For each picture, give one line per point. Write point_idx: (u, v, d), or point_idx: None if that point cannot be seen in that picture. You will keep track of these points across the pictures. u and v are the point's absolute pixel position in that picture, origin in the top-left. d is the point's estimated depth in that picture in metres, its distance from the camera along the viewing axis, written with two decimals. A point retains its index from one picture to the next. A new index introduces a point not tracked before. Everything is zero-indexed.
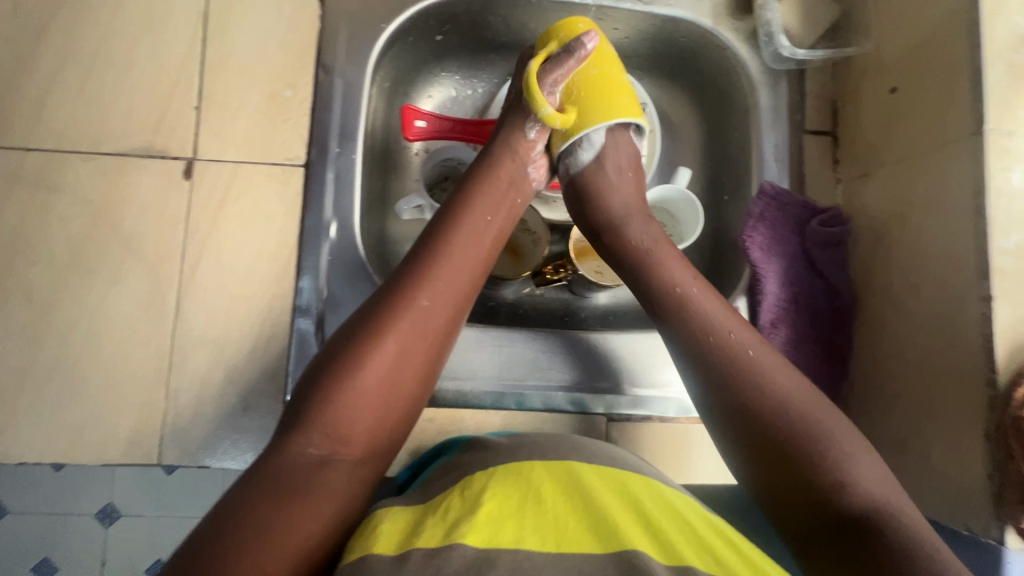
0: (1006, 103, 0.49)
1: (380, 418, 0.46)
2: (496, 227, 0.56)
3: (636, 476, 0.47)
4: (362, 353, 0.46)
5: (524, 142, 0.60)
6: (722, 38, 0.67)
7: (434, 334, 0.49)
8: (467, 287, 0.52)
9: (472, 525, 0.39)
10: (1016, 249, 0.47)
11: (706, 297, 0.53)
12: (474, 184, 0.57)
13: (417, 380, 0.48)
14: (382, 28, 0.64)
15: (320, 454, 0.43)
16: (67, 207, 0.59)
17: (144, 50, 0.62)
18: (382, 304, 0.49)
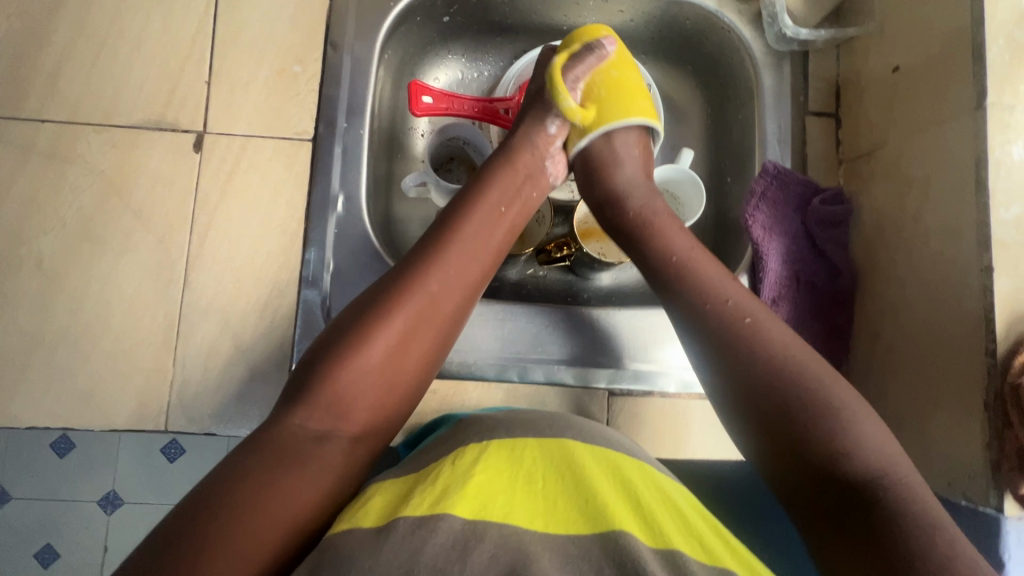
0: (1007, 77, 0.49)
1: (384, 400, 0.45)
2: (509, 215, 0.55)
3: (629, 455, 0.46)
4: (368, 332, 0.45)
5: (546, 135, 0.59)
6: (726, 21, 0.68)
7: (441, 322, 0.48)
8: (478, 275, 0.51)
9: (461, 497, 0.39)
10: (1016, 220, 0.48)
11: (712, 269, 0.52)
12: (488, 171, 0.56)
13: (422, 364, 0.47)
14: (391, 6, 0.65)
15: (320, 429, 0.43)
16: (78, 178, 0.60)
17: (157, 25, 0.63)
18: (392, 284, 0.47)
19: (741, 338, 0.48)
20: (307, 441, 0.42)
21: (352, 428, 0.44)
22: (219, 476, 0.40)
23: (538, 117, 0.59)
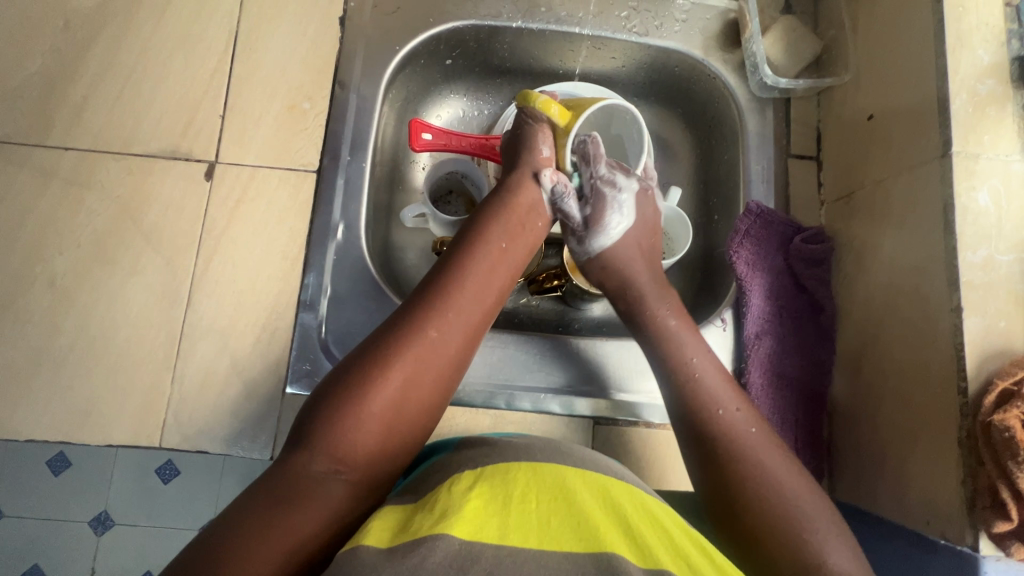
0: (971, 128, 0.52)
1: (387, 443, 0.45)
2: (510, 254, 0.57)
3: (619, 483, 0.46)
4: (371, 377, 0.46)
5: (540, 159, 0.60)
6: (712, 68, 0.72)
7: (443, 365, 0.49)
8: (480, 316, 0.52)
9: (457, 519, 0.39)
10: (983, 263, 0.50)
11: (679, 327, 0.59)
12: (492, 210, 0.58)
13: (425, 407, 0.48)
14: (396, 50, 0.69)
15: (324, 472, 0.43)
16: (95, 202, 0.64)
17: (180, 63, 0.68)
18: (393, 329, 0.49)
19: (710, 427, 0.52)
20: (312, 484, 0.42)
21: (357, 470, 0.44)
22: (229, 514, 0.41)
23: (530, 144, 0.60)
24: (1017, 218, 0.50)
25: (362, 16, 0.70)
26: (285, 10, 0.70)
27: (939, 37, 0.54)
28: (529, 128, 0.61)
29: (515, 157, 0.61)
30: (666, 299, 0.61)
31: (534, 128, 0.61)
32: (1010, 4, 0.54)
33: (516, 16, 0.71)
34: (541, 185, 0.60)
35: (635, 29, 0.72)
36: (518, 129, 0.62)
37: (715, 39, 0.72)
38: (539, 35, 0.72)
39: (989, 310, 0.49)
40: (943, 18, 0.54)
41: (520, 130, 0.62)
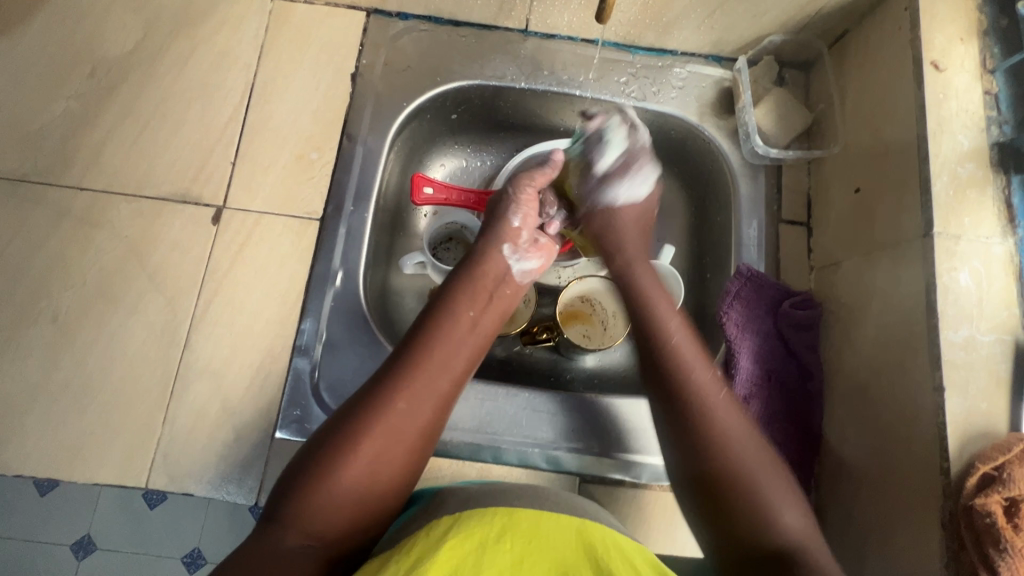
0: (952, 210, 0.54)
1: (361, 504, 0.46)
2: (482, 317, 0.58)
3: (592, 522, 0.45)
4: (343, 449, 0.46)
5: (510, 228, 0.64)
6: (706, 134, 0.74)
7: (416, 435, 0.49)
8: (452, 382, 0.53)
9: (433, 562, 0.38)
10: (964, 342, 0.50)
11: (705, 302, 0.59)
12: (465, 275, 0.60)
13: (396, 479, 0.48)
14: (403, 106, 0.72)
15: (297, 545, 0.43)
16: (104, 241, 0.66)
17: (196, 111, 0.71)
18: (365, 400, 0.49)
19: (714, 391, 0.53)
20: (284, 559, 0.42)
21: (331, 540, 0.45)
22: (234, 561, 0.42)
23: (502, 215, 0.65)
24: (998, 299, 0.51)
25: (373, 73, 0.73)
26: (300, 65, 0.73)
27: (921, 121, 0.57)
28: (504, 203, 0.66)
29: (486, 228, 0.65)
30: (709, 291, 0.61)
31: (512, 198, 0.65)
32: (989, 93, 0.57)
33: (520, 77, 0.74)
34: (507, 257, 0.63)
35: (633, 93, 0.75)
36: (499, 204, 0.66)
37: (710, 106, 0.75)
38: (542, 96, 0.75)
39: (972, 390, 0.50)
40: (924, 104, 0.57)
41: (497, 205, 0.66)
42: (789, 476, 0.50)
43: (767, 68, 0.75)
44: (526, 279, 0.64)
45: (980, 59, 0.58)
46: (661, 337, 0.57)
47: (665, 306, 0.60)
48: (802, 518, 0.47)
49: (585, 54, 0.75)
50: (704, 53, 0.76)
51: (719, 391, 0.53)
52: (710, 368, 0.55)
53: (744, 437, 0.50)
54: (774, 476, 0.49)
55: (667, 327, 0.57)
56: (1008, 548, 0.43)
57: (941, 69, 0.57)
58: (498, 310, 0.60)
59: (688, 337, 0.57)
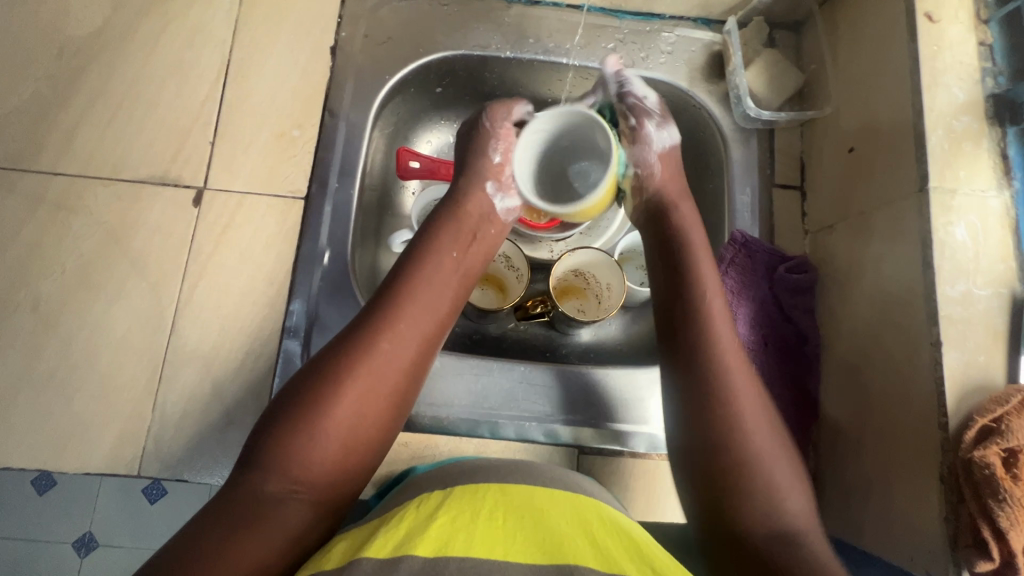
0: (948, 164, 0.53)
1: (343, 454, 0.45)
2: (465, 260, 0.56)
3: (587, 498, 0.45)
4: (324, 393, 0.45)
5: (491, 165, 0.60)
6: (697, 99, 0.73)
7: (398, 378, 0.48)
8: (433, 327, 0.52)
9: (423, 538, 0.38)
10: (961, 297, 0.50)
11: (723, 318, 0.53)
12: (445, 213, 0.58)
13: (382, 422, 0.47)
14: (386, 79, 0.70)
15: (280, 492, 0.42)
16: (82, 227, 0.64)
17: (170, 90, 0.69)
18: (346, 345, 0.48)
19: (720, 412, 0.49)
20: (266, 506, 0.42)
21: (315, 486, 0.44)
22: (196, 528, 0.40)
23: (480, 151, 0.61)
24: (995, 253, 0.51)
25: (353, 46, 0.71)
26: (277, 39, 0.71)
27: (914, 73, 0.55)
28: (478, 139, 0.61)
29: (466, 166, 0.61)
30: (720, 284, 0.55)
31: (490, 133, 0.61)
32: (984, 44, 0.55)
33: (505, 46, 0.72)
34: (490, 194, 0.60)
35: (621, 60, 0.73)
36: (472, 144, 0.61)
37: (700, 71, 0.73)
38: (528, 64, 0.73)
39: (968, 344, 0.49)
40: (918, 57, 0.55)
41: (468, 141, 0.62)
42: (795, 460, 0.49)
43: (757, 29, 0.73)
44: (513, 217, 0.61)
45: (974, 9, 0.56)
46: (699, 312, 0.53)
47: (716, 299, 0.53)
48: (804, 505, 0.47)
49: (571, 20, 0.73)
50: (692, 17, 0.75)
51: (746, 371, 0.51)
52: (750, 381, 0.50)
53: (765, 434, 0.49)
54: (780, 462, 0.48)
55: (711, 314, 0.52)
56: (1006, 498, 0.43)
57: (935, 20, 0.56)
58: (480, 249, 0.58)
59: (725, 316, 0.53)
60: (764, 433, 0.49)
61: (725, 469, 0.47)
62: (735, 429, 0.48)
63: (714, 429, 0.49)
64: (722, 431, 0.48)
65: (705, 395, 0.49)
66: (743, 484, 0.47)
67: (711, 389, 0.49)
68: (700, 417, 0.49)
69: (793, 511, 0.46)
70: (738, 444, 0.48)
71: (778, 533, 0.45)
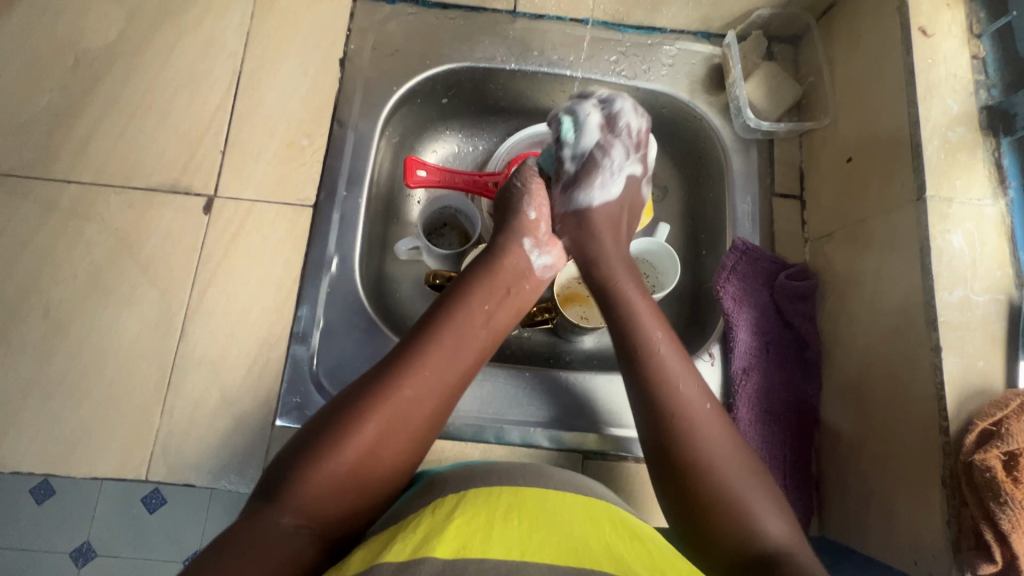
0: (944, 173, 0.54)
1: (356, 492, 0.45)
2: (494, 314, 0.57)
3: (600, 503, 0.45)
4: (346, 429, 0.46)
5: (526, 221, 0.62)
6: (698, 110, 0.74)
7: (419, 423, 0.49)
8: (456, 378, 0.52)
9: (440, 541, 0.38)
10: (959, 303, 0.51)
11: (653, 325, 0.56)
12: (480, 266, 0.59)
13: (399, 464, 0.48)
14: (393, 90, 0.72)
15: (294, 527, 0.43)
16: (94, 234, 0.65)
17: (182, 100, 0.70)
18: (371, 385, 0.49)
19: (672, 425, 0.51)
20: (279, 538, 0.41)
21: (327, 523, 0.44)
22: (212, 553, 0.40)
23: (515, 208, 0.63)
24: (991, 259, 0.52)
25: (361, 58, 0.73)
26: (287, 51, 0.72)
27: (910, 85, 0.57)
28: (514, 196, 0.64)
29: (504, 222, 0.63)
30: (656, 313, 0.58)
31: (522, 192, 0.63)
32: (976, 57, 0.57)
33: (510, 58, 0.74)
34: (526, 249, 0.61)
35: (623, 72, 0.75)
36: (506, 197, 0.64)
37: (700, 83, 0.75)
38: (533, 76, 0.75)
39: (967, 349, 0.50)
40: (913, 69, 0.57)
41: (507, 198, 0.64)
42: (771, 484, 0.50)
43: (755, 44, 0.75)
44: (547, 274, 0.63)
45: (967, 24, 0.58)
46: (637, 337, 0.55)
47: (667, 347, 0.55)
48: (784, 526, 0.47)
49: (574, 33, 0.75)
50: (693, 31, 0.77)
51: (705, 409, 0.52)
52: (697, 383, 0.54)
53: (727, 453, 0.50)
54: (750, 488, 0.48)
55: (653, 338, 0.55)
56: (1008, 501, 0.44)
57: (929, 34, 0.57)
58: (510, 304, 0.58)
59: (679, 362, 0.54)
60: (728, 463, 0.49)
61: (710, 513, 0.47)
62: (699, 460, 0.49)
63: (674, 444, 0.50)
64: (688, 472, 0.49)
65: (660, 428, 0.51)
66: (707, 525, 0.47)
67: (683, 432, 0.50)
68: (653, 416, 0.52)
69: (778, 532, 0.47)
70: (710, 469, 0.49)
71: (765, 557, 0.45)
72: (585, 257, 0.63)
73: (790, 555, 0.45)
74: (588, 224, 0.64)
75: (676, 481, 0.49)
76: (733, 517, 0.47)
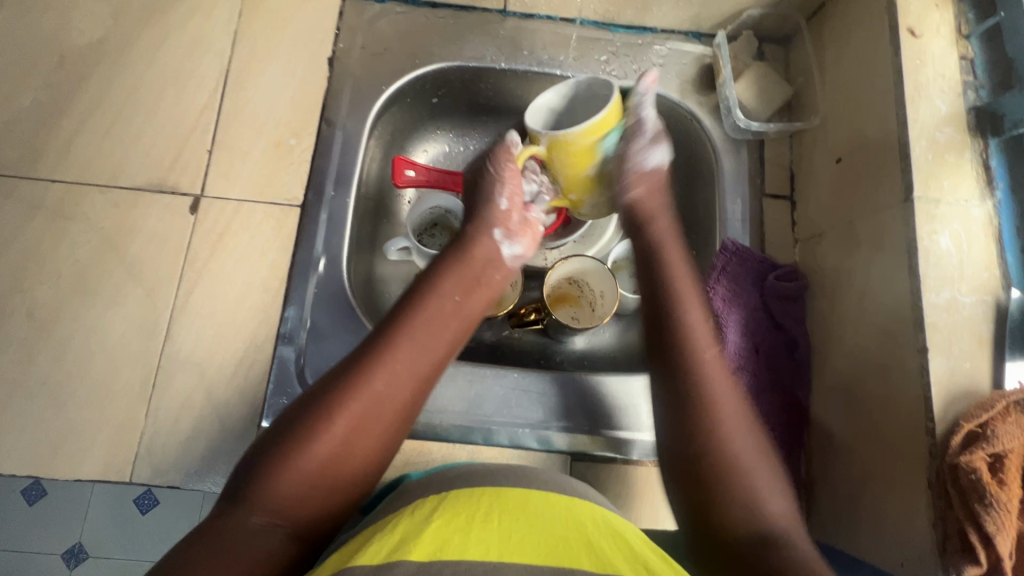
0: (931, 174, 0.54)
1: (326, 490, 0.45)
2: (466, 304, 0.56)
3: (582, 502, 0.45)
4: (313, 426, 0.45)
5: (498, 213, 0.61)
6: (689, 110, 0.74)
7: (388, 420, 0.48)
8: (426, 371, 0.51)
9: (417, 542, 0.37)
10: (946, 304, 0.51)
11: (691, 296, 0.57)
12: (451, 258, 0.59)
13: (370, 461, 0.47)
14: (383, 89, 0.71)
15: (262, 526, 0.42)
16: (79, 234, 0.64)
17: (169, 99, 0.69)
18: (338, 380, 0.48)
19: (698, 405, 0.51)
20: (245, 538, 0.41)
21: (296, 521, 0.44)
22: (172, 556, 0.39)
23: (487, 199, 0.62)
24: (978, 261, 0.52)
25: (350, 57, 0.72)
26: (275, 50, 0.72)
27: (898, 86, 0.57)
28: (486, 183, 0.62)
29: (474, 213, 0.62)
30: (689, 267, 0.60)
31: (494, 181, 0.62)
32: (964, 58, 0.57)
33: (500, 58, 0.73)
34: (496, 241, 0.61)
35: (614, 72, 0.74)
36: (478, 185, 0.63)
37: (691, 83, 0.75)
38: (523, 76, 0.74)
39: (954, 351, 0.50)
40: (902, 70, 0.57)
41: (477, 186, 0.63)
42: (775, 461, 0.50)
43: (746, 43, 0.75)
44: (518, 264, 0.63)
45: (955, 25, 0.58)
46: (679, 327, 0.55)
47: (704, 337, 0.54)
48: (785, 505, 0.47)
49: (564, 33, 0.75)
50: (684, 30, 0.76)
51: (724, 377, 0.52)
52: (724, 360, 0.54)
53: (738, 421, 0.50)
54: (758, 461, 0.48)
55: (686, 314, 0.55)
56: (993, 503, 0.44)
57: (917, 35, 0.57)
58: (481, 293, 0.58)
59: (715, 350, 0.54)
60: (741, 427, 0.50)
61: (713, 472, 0.48)
62: (707, 429, 0.49)
63: (692, 417, 0.50)
64: (704, 442, 0.49)
65: (683, 411, 0.51)
66: (721, 480, 0.48)
67: (701, 414, 0.50)
68: (681, 408, 0.51)
69: (777, 513, 0.46)
70: (722, 438, 0.49)
71: (761, 535, 0.45)
72: (640, 214, 0.62)
73: (785, 538, 0.45)
74: (636, 215, 0.62)
75: (687, 442, 0.50)
76: (745, 474, 0.48)
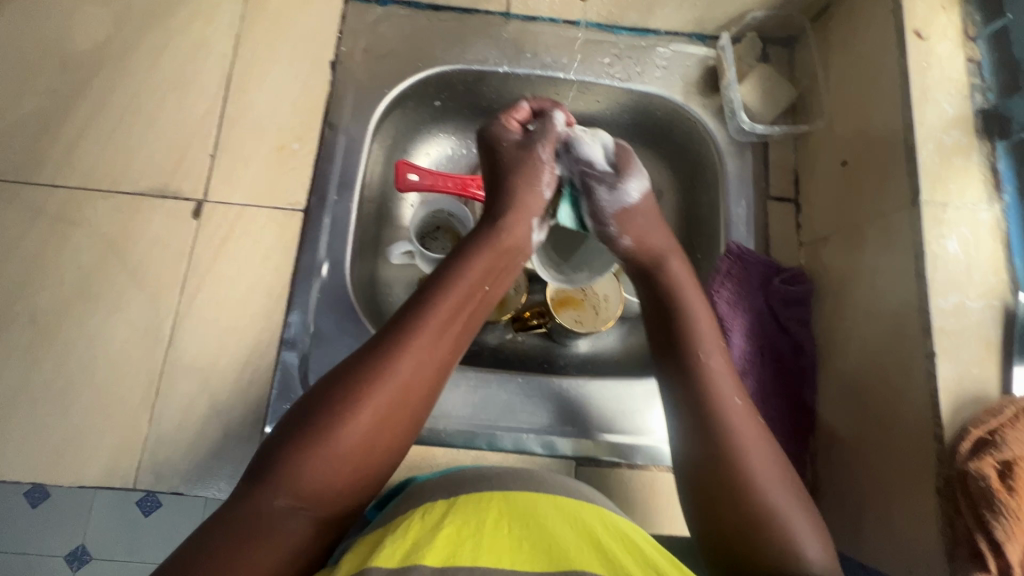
0: (938, 177, 0.53)
1: (352, 475, 0.44)
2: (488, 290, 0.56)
3: (592, 507, 0.45)
4: (340, 410, 0.45)
5: (537, 196, 0.60)
6: (693, 113, 0.74)
7: (413, 406, 0.48)
8: (448, 354, 0.51)
9: (430, 547, 0.37)
10: (954, 309, 0.51)
11: (710, 342, 0.55)
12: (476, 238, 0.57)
13: (392, 448, 0.47)
14: (385, 93, 0.71)
15: (288, 508, 0.42)
16: (81, 239, 0.64)
17: (171, 104, 0.69)
18: (365, 363, 0.47)
19: (729, 463, 0.49)
20: (272, 521, 0.41)
21: (321, 505, 0.43)
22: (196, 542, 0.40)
23: (530, 178, 0.61)
24: (986, 265, 0.51)
25: (353, 60, 0.72)
26: (278, 53, 0.72)
27: (904, 89, 0.57)
28: (529, 164, 0.61)
29: (510, 190, 0.60)
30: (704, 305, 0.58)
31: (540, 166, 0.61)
32: (972, 60, 0.57)
33: (503, 60, 0.73)
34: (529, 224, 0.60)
35: (617, 74, 0.74)
36: (517, 163, 0.61)
37: (695, 85, 0.74)
38: (526, 79, 0.74)
39: (962, 356, 0.50)
40: (908, 73, 0.56)
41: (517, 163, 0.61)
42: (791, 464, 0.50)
43: (750, 45, 0.75)
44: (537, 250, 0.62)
45: (962, 26, 0.57)
46: (699, 374, 0.53)
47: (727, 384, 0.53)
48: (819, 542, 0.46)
49: (568, 35, 0.74)
50: (687, 32, 0.76)
51: (750, 420, 0.51)
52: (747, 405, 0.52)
53: (770, 473, 0.49)
54: (791, 494, 0.48)
55: (707, 363, 0.54)
56: (1001, 509, 0.44)
57: (924, 37, 0.57)
58: (501, 280, 0.57)
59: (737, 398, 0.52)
60: (774, 476, 0.49)
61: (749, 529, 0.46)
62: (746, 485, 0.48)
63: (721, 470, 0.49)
64: (738, 496, 0.48)
65: (710, 463, 0.49)
66: (761, 532, 0.46)
67: (729, 468, 0.49)
68: (709, 454, 0.50)
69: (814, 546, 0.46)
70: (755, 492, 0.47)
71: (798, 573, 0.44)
72: (648, 258, 0.60)
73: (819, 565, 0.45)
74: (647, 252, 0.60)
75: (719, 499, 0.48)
76: (781, 528, 0.46)
